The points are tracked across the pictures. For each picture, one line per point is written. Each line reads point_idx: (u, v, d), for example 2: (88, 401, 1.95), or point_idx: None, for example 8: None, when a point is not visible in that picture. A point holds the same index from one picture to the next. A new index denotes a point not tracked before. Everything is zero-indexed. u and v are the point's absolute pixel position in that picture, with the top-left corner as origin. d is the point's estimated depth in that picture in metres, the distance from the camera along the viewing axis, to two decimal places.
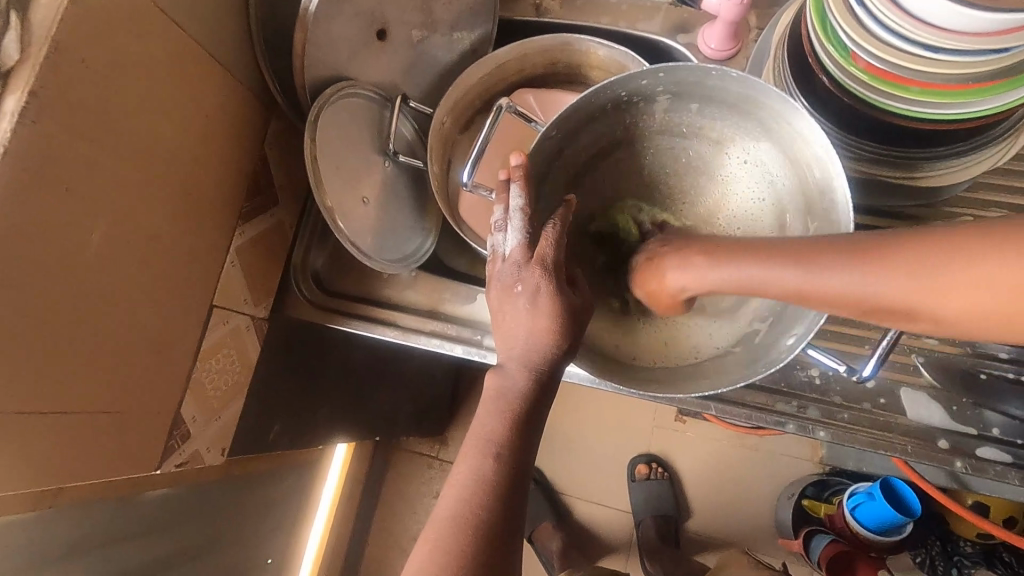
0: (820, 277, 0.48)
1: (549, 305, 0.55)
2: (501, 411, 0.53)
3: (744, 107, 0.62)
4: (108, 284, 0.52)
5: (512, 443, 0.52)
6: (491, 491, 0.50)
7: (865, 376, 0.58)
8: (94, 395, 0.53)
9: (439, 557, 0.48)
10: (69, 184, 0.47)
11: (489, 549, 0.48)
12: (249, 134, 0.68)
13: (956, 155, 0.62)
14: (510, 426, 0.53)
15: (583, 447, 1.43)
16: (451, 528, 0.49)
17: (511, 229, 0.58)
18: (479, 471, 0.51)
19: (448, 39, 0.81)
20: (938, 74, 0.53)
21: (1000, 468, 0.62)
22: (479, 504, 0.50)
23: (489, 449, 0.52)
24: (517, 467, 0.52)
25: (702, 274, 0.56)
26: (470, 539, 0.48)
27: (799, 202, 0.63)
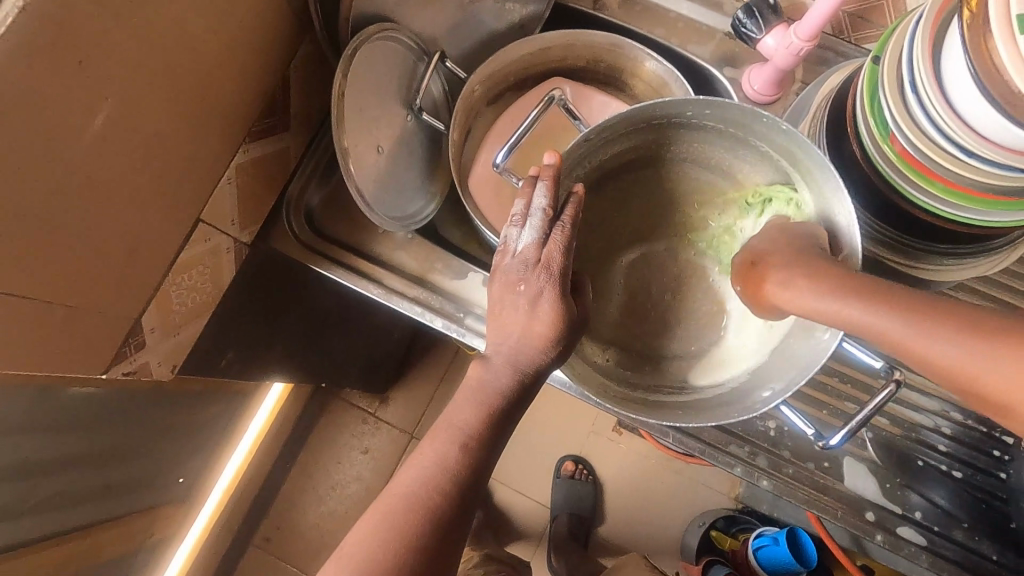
0: (928, 344, 0.46)
1: (552, 302, 0.54)
2: (478, 403, 0.54)
3: (780, 159, 0.62)
4: (100, 173, 0.48)
5: (483, 437, 0.53)
6: (451, 478, 0.51)
7: (829, 445, 0.58)
8: (55, 284, 0.49)
9: (387, 527, 0.49)
10: (84, 59, 0.43)
11: (435, 530, 0.50)
12: (277, 49, 0.64)
13: (953, 255, 0.65)
14: (483, 420, 0.53)
15: (521, 436, 1.45)
16: (406, 503, 0.51)
17: (529, 228, 0.56)
18: (444, 458, 0.52)
19: (499, 8, 0.78)
20: (965, 177, 0.55)
21: (915, 549, 0.65)
22: (438, 487, 0.51)
23: (458, 437, 0.53)
24: (481, 460, 0.53)
25: (806, 299, 0.53)
26: (422, 517, 0.50)
27: None
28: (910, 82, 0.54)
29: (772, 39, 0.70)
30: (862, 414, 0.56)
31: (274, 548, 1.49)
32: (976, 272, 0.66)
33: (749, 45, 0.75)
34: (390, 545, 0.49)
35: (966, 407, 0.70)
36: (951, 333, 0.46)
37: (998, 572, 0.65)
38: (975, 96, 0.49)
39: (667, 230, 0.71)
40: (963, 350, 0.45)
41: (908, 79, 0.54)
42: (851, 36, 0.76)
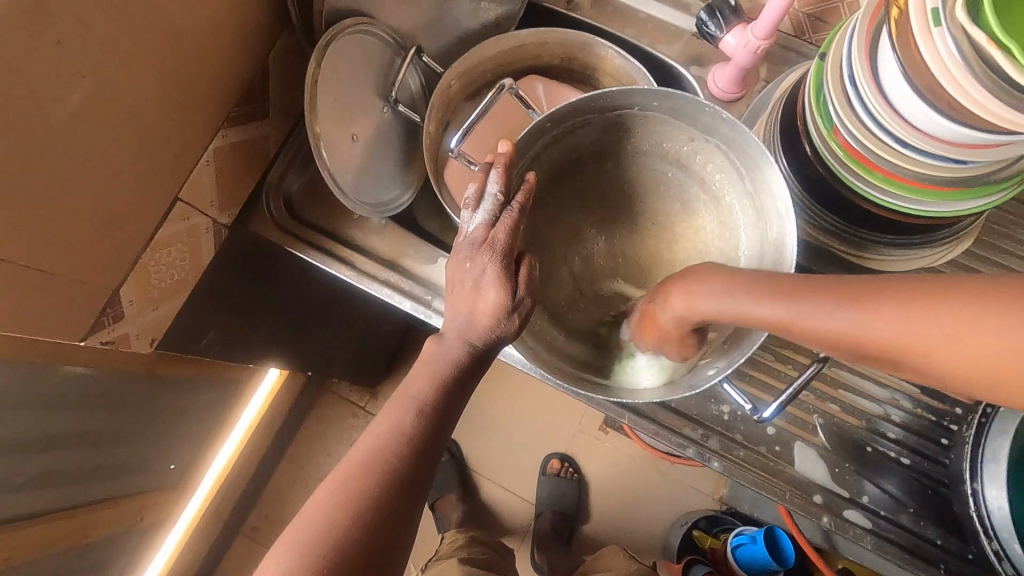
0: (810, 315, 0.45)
1: (497, 273, 0.57)
2: (431, 375, 0.56)
3: (728, 150, 0.65)
4: (78, 147, 0.52)
5: (438, 403, 0.55)
6: (408, 444, 0.53)
7: (763, 416, 0.62)
8: (34, 251, 0.53)
9: (343, 492, 0.50)
10: (61, 39, 0.46)
11: (391, 494, 0.51)
12: (255, 40, 0.67)
13: (900, 246, 0.67)
14: (437, 388, 0.56)
15: (507, 433, 1.47)
16: (362, 470, 0.51)
17: (480, 211, 0.60)
18: (400, 424, 0.54)
19: (474, 7, 0.81)
20: (903, 168, 0.57)
21: (859, 531, 0.68)
22: (394, 453, 0.52)
23: (413, 405, 0.55)
24: (436, 427, 0.55)
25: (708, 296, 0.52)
26: (379, 480, 0.51)
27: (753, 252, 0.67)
28: (850, 77, 0.57)
29: (732, 38, 0.73)
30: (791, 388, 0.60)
31: (263, 537, 1.51)
32: (924, 264, 0.69)
33: (713, 45, 0.78)
34: (345, 508, 0.49)
35: (916, 396, 0.72)
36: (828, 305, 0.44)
37: (940, 556, 0.67)
38: (904, 89, 0.51)
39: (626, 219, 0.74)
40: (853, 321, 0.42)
41: (848, 75, 0.57)
42: (813, 36, 0.79)
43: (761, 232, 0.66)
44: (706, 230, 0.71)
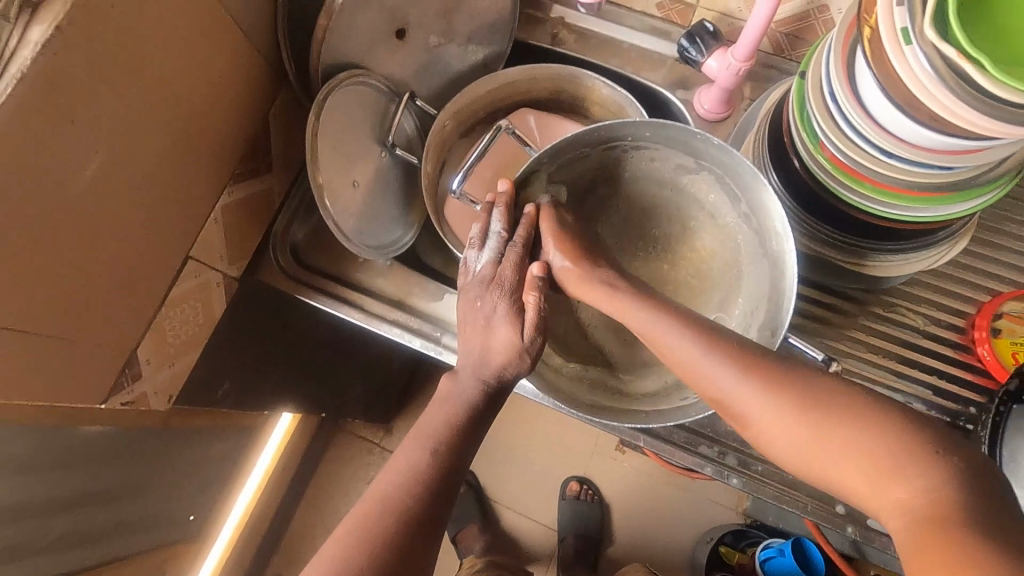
0: (749, 398, 0.50)
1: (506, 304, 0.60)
2: (448, 415, 0.57)
3: (723, 174, 0.66)
4: (93, 217, 0.54)
5: (451, 442, 0.56)
6: (424, 486, 0.53)
7: None
8: (55, 319, 0.54)
9: (358, 535, 0.51)
10: (76, 118, 0.49)
11: (408, 535, 0.51)
12: (255, 100, 0.70)
13: (897, 252, 0.68)
14: (452, 429, 0.56)
15: (524, 460, 1.46)
16: (380, 510, 0.52)
17: (487, 249, 0.64)
18: (418, 465, 0.54)
19: (463, 50, 0.83)
20: (890, 177, 0.59)
21: (885, 539, 0.67)
22: (410, 493, 0.53)
23: (427, 445, 0.55)
24: (451, 462, 0.55)
25: (625, 305, 0.59)
26: (395, 519, 0.52)
27: (755, 270, 0.68)
28: (830, 93, 0.59)
29: (714, 61, 0.75)
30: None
31: None
32: (922, 266, 0.70)
33: (696, 69, 0.80)
34: (361, 546, 0.50)
35: (931, 399, 0.72)
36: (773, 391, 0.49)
37: None
38: (884, 104, 0.53)
39: (628, 245, 0.75)
40: (773, 417, 0.49)
41: (829, 92, 0.59)
42: (792, 53, 0.81)
43: (758, 249, 0.68)
44: (705, 247, 0.73)
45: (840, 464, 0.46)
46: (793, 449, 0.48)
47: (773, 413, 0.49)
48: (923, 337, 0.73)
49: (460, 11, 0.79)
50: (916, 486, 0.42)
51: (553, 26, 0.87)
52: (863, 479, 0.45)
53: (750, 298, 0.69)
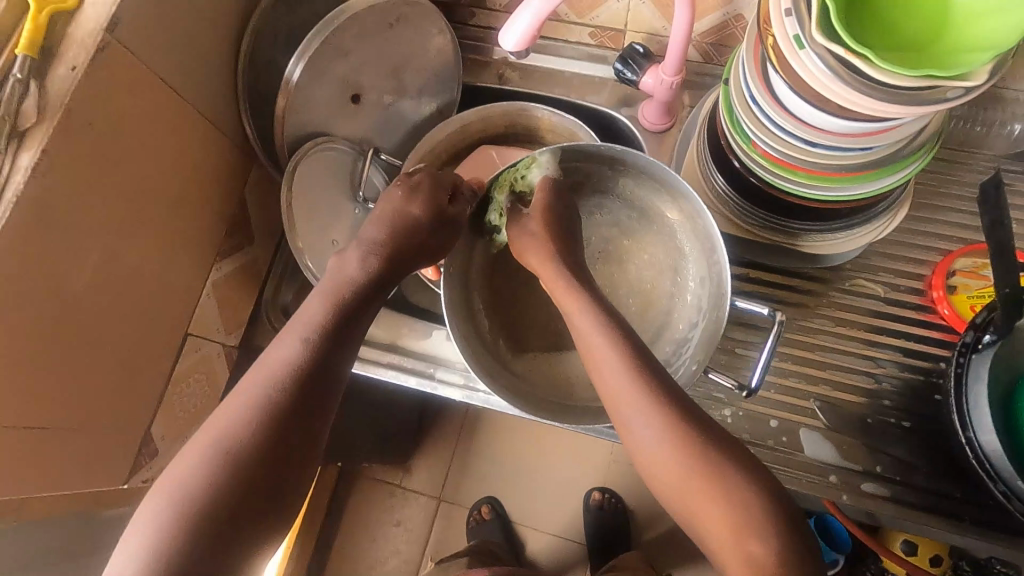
0: (636, 413, 0.58)
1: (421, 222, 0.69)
2: (325, 307, 0.60)
3: (654, 183, 0.70)
4: (95, 312, 0.59)
5: (323, 336, 0.58)
6: (270, 415, 0.53)
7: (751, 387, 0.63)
8: (72, 410, 0.59)
9: (233, 423, 0.52)
10: (70, 226, 0.54)
11: (278, 426, 0.53)
12: (231, 180, 0.75)
13: (843, 229, 0.73)
14: (326, 324, 0.59)
15: (543, 479, 1.46)
16: (249, 407, 0.53)
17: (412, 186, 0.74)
18: (270, 395, 0.54)
19: (417, 102, 0.88)
20: (819, 163, 0.64)
21: (879, 501, 0.70)
22: (279, 385, 0.54)
23: (300, 337, 0.57)
24: (320, 365, 0.56)
25: (578, 293, 0.65)
26: (264, 412, 0.53)
27: (697, 269, 0.72)
28: (752, 97, 0.64)
29: (647, 78, 0.80)
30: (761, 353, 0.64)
31: None
32: (870, 237, 0.75)
33: (635, 87, 0.85)
34: (235, 437, 0.52)
35: (901, 360, 0.76)
36: (654, 418, 0.58)
37: (963, 509, 0.70)
38: (798, 101, 0.58)
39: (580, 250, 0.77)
40: (655, 441, 0.57)
41: (750, 96, 0.64)
42: (720, 60, 0.86)
43: (705, 259, 0.70)
44: (659, 256, 0.76)
45: (701, 503, 0.55)
46: (671, 475, 0.56)
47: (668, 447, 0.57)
48: (887, 303, 0.77)
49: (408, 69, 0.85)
50: (770, 546, 0.51)
51: (498, 67, 0.93)
52: (719, 525, 0.54)
53: (703, 301, 0.71)
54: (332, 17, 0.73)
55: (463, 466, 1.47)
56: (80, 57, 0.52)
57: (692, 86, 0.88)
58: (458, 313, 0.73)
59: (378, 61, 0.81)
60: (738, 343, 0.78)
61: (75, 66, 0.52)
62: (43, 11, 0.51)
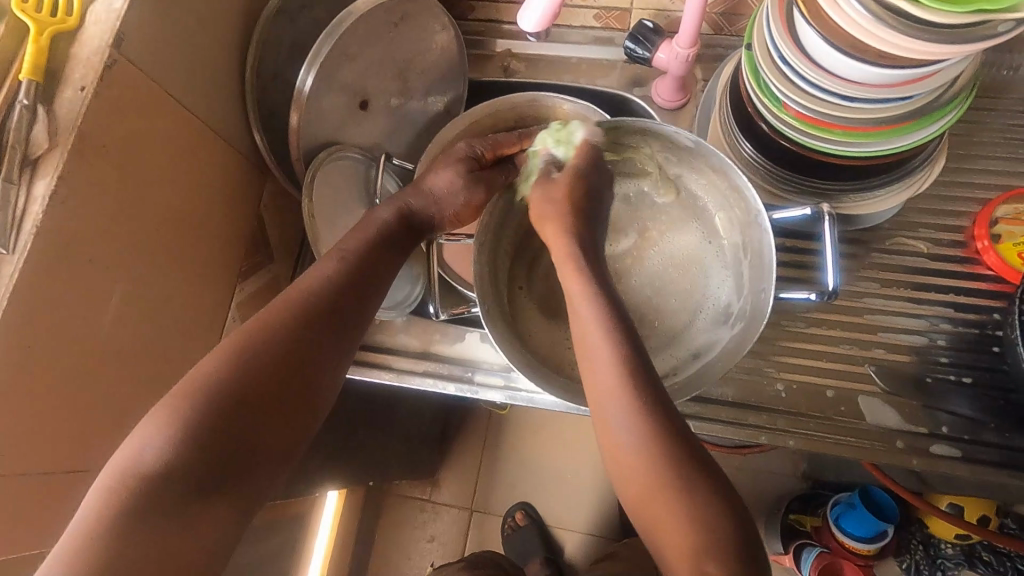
0: (609, 400, 0.51)
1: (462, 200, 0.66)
2: (361, 235, 0.61)
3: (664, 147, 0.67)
4: (122, 344, 0.56)
5: (359, 261, 0.58)
6: (293, 331, 0.52)
7: (830, 288, 0.60)
8: (99, 451, 0.56)
9: (264, 331, 0.51)
10: (91, 255, 0.51)
11: (285, 355, 0.51)
12: (247, 198, 0.73)
13: (883, 185, 0.70)
14: (364, 245, 0.60)
15: (574, 477, 1.38)
16: (273, 326, 0.52)
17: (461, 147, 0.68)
18: (267, 350, 0.50)
19: (424, 102, 0.86)
20: (857, 118, 0.62)
21: (951, 463, 0.68)
22: (301, 312, 0.53)
23: (334, 254, 0.58)
24: (341, 295, 0.55)
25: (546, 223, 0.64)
26: (284, 327, 0.52)
27: (730, 229, 0.68)
28: (781, 57, 0.62)
29: (661, 54, 0.78)
30: (825, 255, 0.61)
31: None
32: (909, 193, 0.72)
33: (647, 65, 0.83)
34: (249, 354, 0.50)
35: (953, 316, 0.74)
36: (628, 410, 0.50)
37: None
38: (834, 55, 0.56)
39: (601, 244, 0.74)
40: (620, 419, 0.50)
41: (779, 56, 0.62)
42: (731, 30, 0.85)
43: (733, 218, 0.67)
44: (682, 235, 0.73)
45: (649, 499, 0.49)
46: (628, 479, 0.50)
47: (635, 440, 0.49)
48: (930, 260, 0.75)
49: (413, 69, 0.82)
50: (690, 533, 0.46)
51: (502, 59, 0.91)
52: (664, 522, 0.47)
53: (742, 259, 0.67)
54: (337, 21, 0.71)
55: (491, 473, 1.40)
56: (88, 75, 0.49)
57: (703, 59, 0.86)
58: (494, 308, 0.67)
59: (385, 63, 0.78)
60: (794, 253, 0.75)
61: (83, 86, 0.49)
62: (45, 33, 0.49)
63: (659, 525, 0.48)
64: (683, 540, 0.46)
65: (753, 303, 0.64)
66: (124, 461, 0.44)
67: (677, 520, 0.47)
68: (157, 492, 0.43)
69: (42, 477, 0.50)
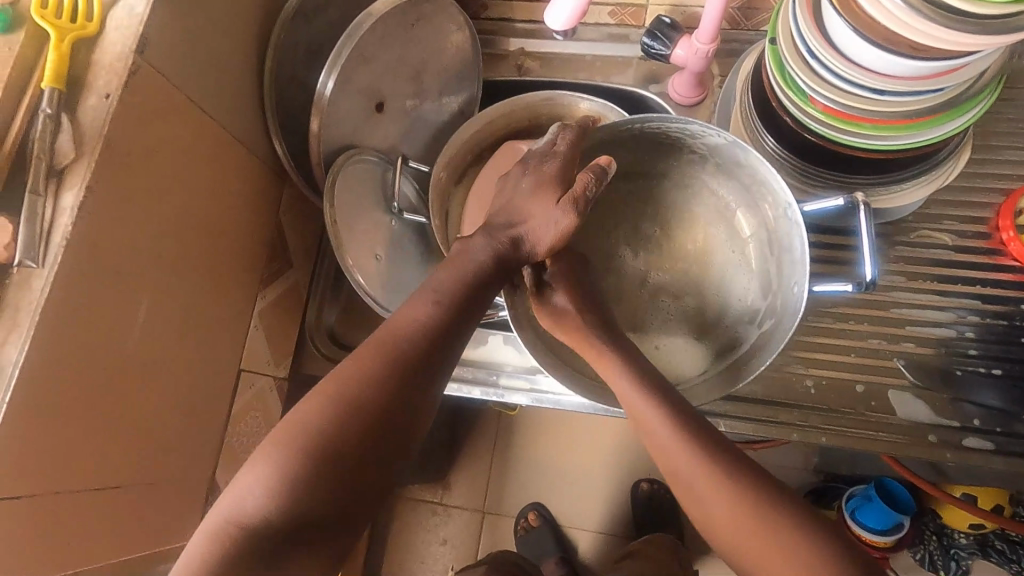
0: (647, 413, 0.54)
1: (539, 205, 0.56)
2: (456, 271, 0.54)
3: (686, 146, 0.67)
4: (148, 355, 0.55)
5: (455, 300, 0.52)
6: (387, 384, 0.47)
7: (868, 278, 0.59)
8: (128, 466, 0.54)
9: (362, 379, 0.46)
10: (119, 266, 0.50)
11: (377, 412, 0.46)
12: (266, 204, 0.72)
13: (910, 178, 0.70)
14: (458, 285, 0.53)
15: (588, 478, 1.32)
16: (369, 377, 0.47)
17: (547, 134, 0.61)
18: (368, 404, 0.46)
19: (438, 104, 0.85)
20: (886, 112, 0.61)
21: (983, 455, 0.69)
22: (395, 360, 0.48)
23: (431, 296, 0.52)
24: (433, 342, 0.49)
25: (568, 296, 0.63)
26: (373, 381, 0.46)
27: (756, 231, 0.68)
28: (808, 51, 0.61)
29: (680, 50, 0.77)
30: (861, 241, 0.60)
31: None
32: (934, 186, 0.72)
33: (664, 61, 0.82)
34: (340, 408, 0.45)
35: (980, 307, 0.73)
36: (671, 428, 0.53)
37: None
38: (865, 48, 0.55)
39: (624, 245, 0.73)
40: (665, 433, 0.53)
41: (806, 50, 0.61)
42: (747, 25, 0.84)
43: (761, 218, 0.67)
44: (701, 236, 0.72)
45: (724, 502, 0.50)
46: (693, 481, 0.52)
47: (681, 442, 0.52)
48: (955, 252, 0.75)
49: (429, 70, 0.81)
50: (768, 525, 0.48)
51: (516, 58, 0.90)
52: (746, 529, 0.49)
53: (771, 262, 0.66)
54: (355, 23, 0.69)
55: (504, 473, 1.34)
56: (112, 83, 0.48)
57: (719, 55, 0.85)
58: (521, 313, 0.66)
59: (400, 65, 0.77)
60: (828, 247, 0.75)
61: (108, 94, 0.48)
62: (66, 39, 0.47)
63: (732, 531, 0.49)
64: (761, 532, 0.48)
65: (782, 301, 0.63)
66: (230, 505, 0.44)
67: (747, 509, 0.49)
68: (251, 548, 0.42)
69: (70, 495, 0.49)
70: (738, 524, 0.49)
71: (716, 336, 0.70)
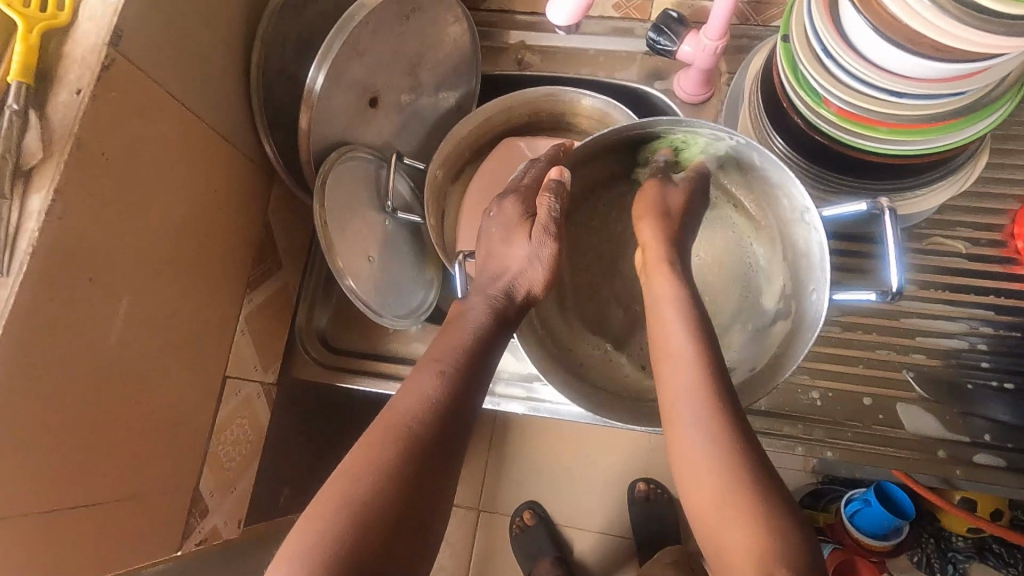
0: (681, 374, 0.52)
1: (508, 235, 0.60)
2: (460, 338, 0.54)
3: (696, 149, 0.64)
4: (124, 366, 0.52)
5: (459, 365, 0.51)
6: (404, 471, 0.44)
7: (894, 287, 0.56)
8: (105, 480, 0.52)
9: (376, 465, 0.44)
10: (93, 273, 0.47)
11: (397, 504, 0.43)
12: (253, 204, 0.69)
13: (924, 183, 0.67)
14: (461, 351, 0.52)
15: (585, 479, 1.29)
16: (384, 466, 0.44)
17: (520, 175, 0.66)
18: (384, 498, 0.43)
19: (435, 99, 0.81)
20: (904, 115, 0.58)
21: (995, 472, 0.67)
22: (413, 443, 0.46)
23: (436, 365, 0.51)
24: (444, 416, 0.48)
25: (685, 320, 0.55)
26: (393, 470, 0.44)
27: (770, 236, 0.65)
28: (823, 49, 0.58)
29: (688, 46, 0.74)
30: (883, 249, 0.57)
31: None
32: (950, 191, 0.69)
33: (670, 57, 0.79)
34: (355, 501, 0.42)
35: (994, 319, 0.71)
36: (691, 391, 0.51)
37: None
38: (885, 48, 0.52)
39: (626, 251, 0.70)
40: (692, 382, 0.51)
41: (821, 49, 0.58)
42: (757, 20, 0.81)
43: (776, 222, 0.63)
44: (720, 238, 0.69)
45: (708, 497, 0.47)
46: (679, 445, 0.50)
47: (696, 408, 0.50)
48: (968, 260, 0.72)
49: (425, 64, 0.78)
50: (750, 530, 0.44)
51: (516, 51, 0.87)
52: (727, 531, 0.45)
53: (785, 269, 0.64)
54: (347, 14, 0.66)
55: (499, 473, 1.32)
56: (84, 77, 0.45)
57: (727, 51, 0.82)
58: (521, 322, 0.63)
59: (395, 58, 0.74)
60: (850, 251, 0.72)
61: (79, 89, 0.45)
62: (34, 30, 0.44)
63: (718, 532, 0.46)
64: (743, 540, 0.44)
65: (799, 307, 0.61)
66: None
67: (737, 515, 0.45)
68: None
69: (40, 515, 0.46)
70: (723, 518, 0.46)
71: (729, 342, 0.68)
